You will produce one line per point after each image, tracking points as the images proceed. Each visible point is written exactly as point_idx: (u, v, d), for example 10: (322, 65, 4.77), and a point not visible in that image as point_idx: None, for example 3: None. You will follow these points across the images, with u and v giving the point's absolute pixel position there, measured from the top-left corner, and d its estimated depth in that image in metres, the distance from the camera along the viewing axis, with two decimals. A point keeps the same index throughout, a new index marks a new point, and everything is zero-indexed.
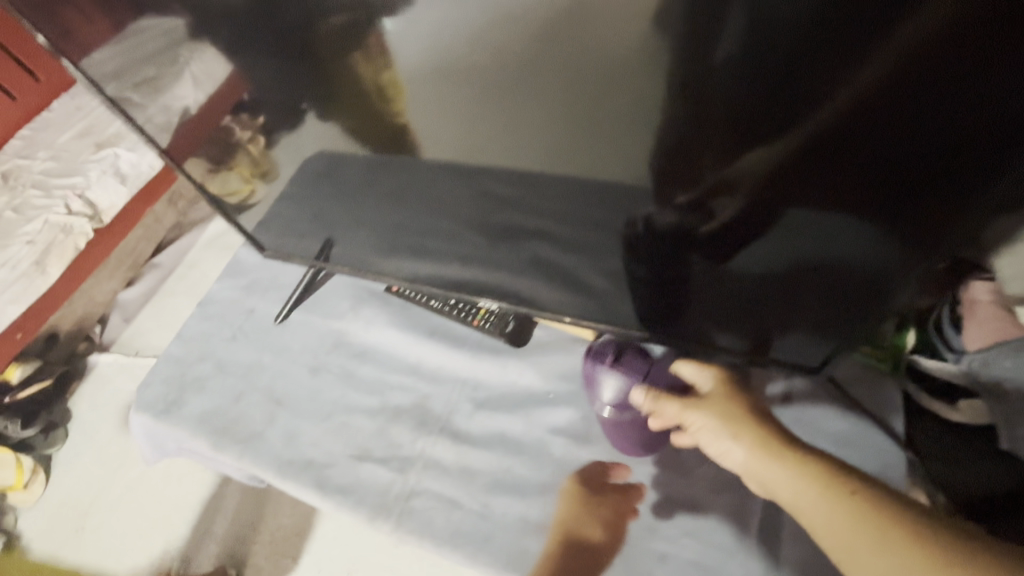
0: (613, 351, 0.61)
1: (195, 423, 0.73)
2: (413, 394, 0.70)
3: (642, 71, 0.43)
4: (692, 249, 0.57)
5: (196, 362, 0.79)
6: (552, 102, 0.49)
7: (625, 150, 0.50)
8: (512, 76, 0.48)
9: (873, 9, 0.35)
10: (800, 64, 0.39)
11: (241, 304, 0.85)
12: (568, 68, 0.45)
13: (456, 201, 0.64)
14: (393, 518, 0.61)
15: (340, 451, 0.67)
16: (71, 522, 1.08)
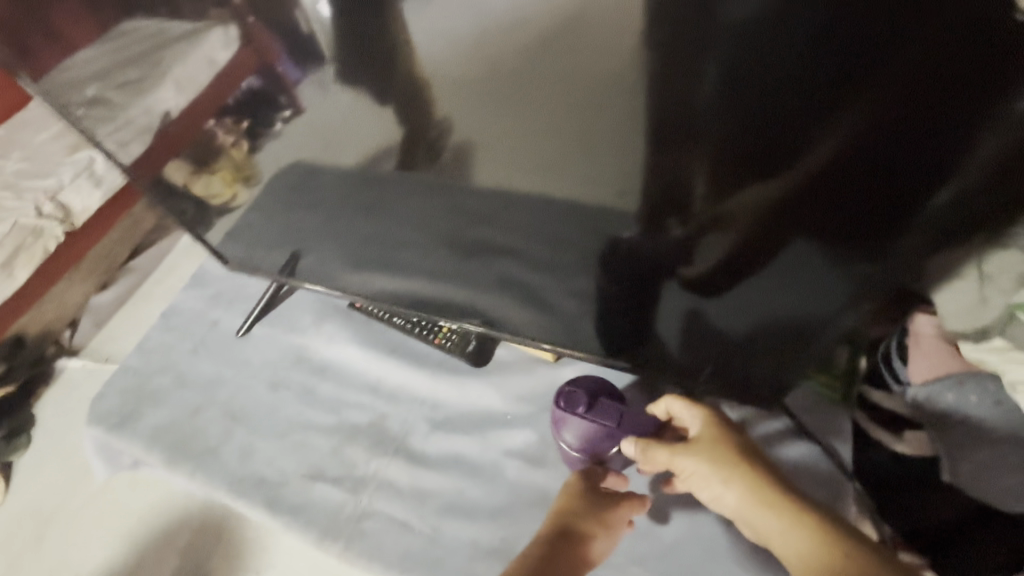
0: (585, 399, 0.59)
1: (149, 437, 0.72)
2: (371, 413, 0.70)
3: (625, 89, 0.43)
4: (657, 272, 0.57)
5: (154, 374, 0.78)
6: (535, 121, 0.48)
7: (604, 177, 0.50)
8: (497, 96, 0.48)
9: (853, 45, 0.35)
10: (780, 102, 0.39)
11: (204, 315, 0.84)
12: (553, 88, 0.45)
13: (424, 216, 0.63)
14: (343, 540, 0.60)
15: (293, 469, 0.66)
16: (27, 534, 1.04)
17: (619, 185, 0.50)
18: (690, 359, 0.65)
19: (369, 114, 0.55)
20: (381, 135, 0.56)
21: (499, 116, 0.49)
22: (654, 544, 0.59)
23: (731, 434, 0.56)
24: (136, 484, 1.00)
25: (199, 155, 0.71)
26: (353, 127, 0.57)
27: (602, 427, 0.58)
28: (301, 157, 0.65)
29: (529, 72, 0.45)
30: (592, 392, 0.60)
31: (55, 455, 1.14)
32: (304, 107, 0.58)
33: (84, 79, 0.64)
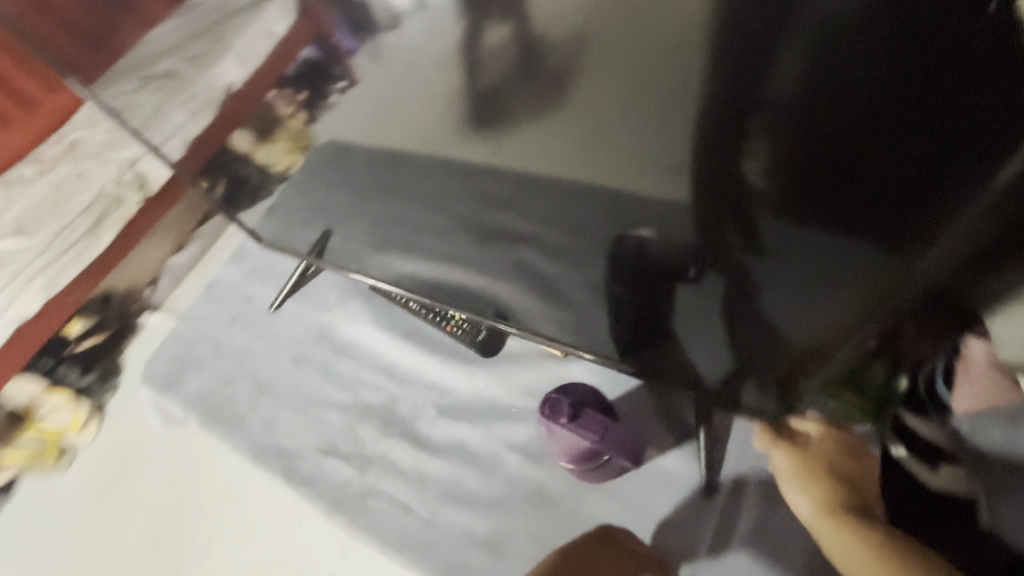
0: (569, 411, 0.53)
1: (189, 402, 0.79)
2: (384, 395, 0.72)
3: (676, 88, 0.37)
4: (669, 273, 0.53)
5: (196, 343, 0.85)
6: (577, 110, 0.43)
7: (643, 170, 0.44)
8: (537, 80, 0.42)
9: (956, 85, 0.29)
10: (879, 95, 0.31)
11: (242, 289, 0.89)
12: (602, 73, 0.39)
13: (449, 196, 0.60)
14: (348, 514, 0.63)
15: (309, 443, 0.70)
16: (108, 467, 1.19)
17: (661, 181, 0.44)
18: (714, 361, 0.61)
19: (395, 96, 0.52)
20: (410, 128, 0.54)
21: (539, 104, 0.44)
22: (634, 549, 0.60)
23: (843, 459, 0.60)
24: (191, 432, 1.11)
25: (238, 136, 0.72)
26: (365, 115, 0.57)
27: (587, 440, 0.54)
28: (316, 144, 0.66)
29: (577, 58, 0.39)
30: (577, 402, 0.55)
31: (130, 399, 1.28)
32: (357, 79, 0.53)
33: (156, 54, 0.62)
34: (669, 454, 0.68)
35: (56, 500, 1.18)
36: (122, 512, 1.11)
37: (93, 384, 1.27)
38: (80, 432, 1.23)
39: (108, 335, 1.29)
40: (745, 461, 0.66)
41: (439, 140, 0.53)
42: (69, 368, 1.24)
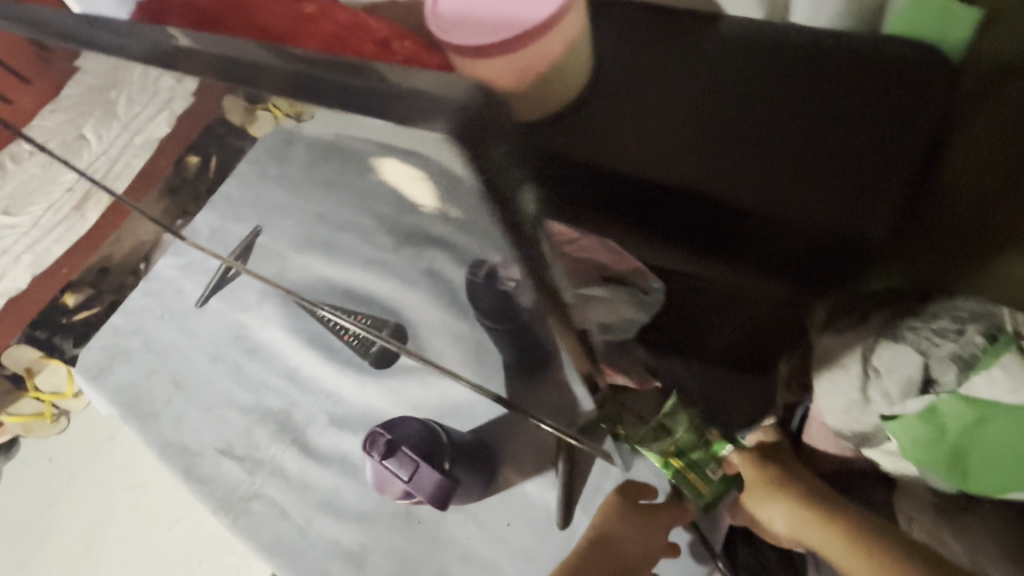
0: (381, 450, 0.63)
1: (112, 393, 0.85)
2: (284, 400, 0.79)
3: (454, 180, 0.32)
4: (519, 309, 0.50)
5: (128, 334, 0.89)
6: (392, 144, 0.33)
7: (425, 180, 0.36)
8: (351, 135, 0.35)
9: (834, 121, 0.41)
10: (797, 113, 0.40)
11: (174, 282, 0.90)
12: (395, 111, 0.29)
13: (369, 192, 0.49)
14: (232, 514, 0.73)
15: (210, 442, 0.78)
16: (92, 428, 1.25)
17: (468, 207, 0.35)
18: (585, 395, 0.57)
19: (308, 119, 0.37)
20: (328, 150, 0.44)
21: (362, 132, 0.34)
22: (478, 566, 0.67)
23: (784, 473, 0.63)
24: None
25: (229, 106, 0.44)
26: (242, 161, 0.60)
27: (398, 476, 0.64)
28: (211, 178, 0.67)
29: (387, 104, 0.29)
30: (396, 440, 0.64)
31: None
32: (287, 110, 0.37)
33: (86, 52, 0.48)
34: (534, 479, 0.70)
35: (33, 461, 1.25)
36: (102, 474, 1.20)
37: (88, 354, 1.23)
38: (74, 400, 1.26)
39: (102, 310, 1.19)
40: (607, 490, 0.68)
41: (343, 154, 0.43)
42: (61, 338, 1.19)
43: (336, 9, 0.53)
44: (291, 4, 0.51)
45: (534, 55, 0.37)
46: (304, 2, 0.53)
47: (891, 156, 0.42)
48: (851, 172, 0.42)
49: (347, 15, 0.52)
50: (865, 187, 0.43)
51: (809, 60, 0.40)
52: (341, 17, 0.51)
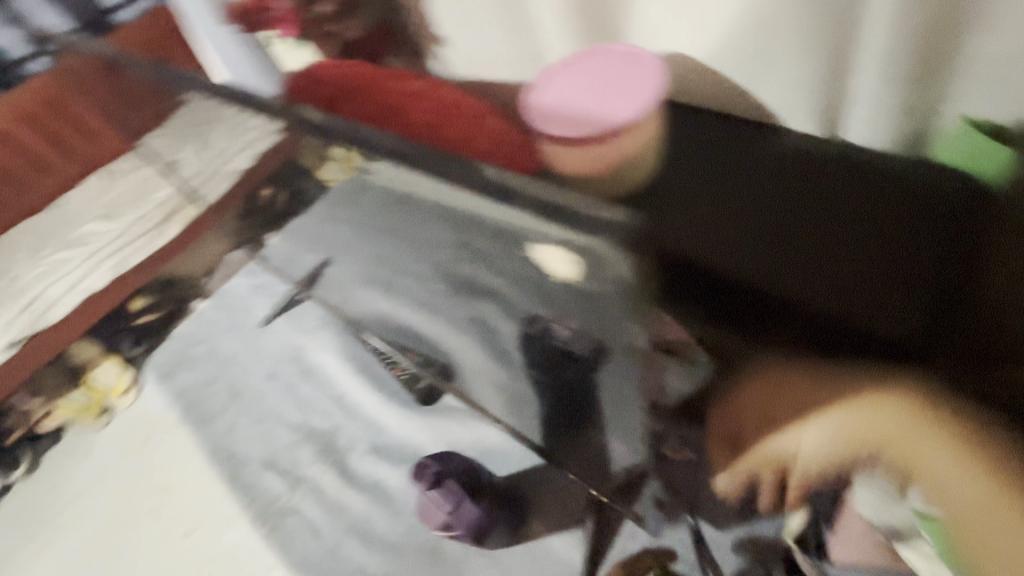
0: (429, 479, 0.69)
1: (174, 396, 0.93)
2: (330, 421, 0.85)
3: (616, 282, 0.36)
4: (562, 366, 0.55)
5: (197, 343, 0.98)
6: (554, 235, 0.38)
7: (572, 286, 0.42)
8: (514, 222, 0.40)
9: (829, 225, 0.51)
10: (797, 215, 0.52)
11: (245, 301, 1.01)
12: (591, 224, 0.34)
13: (432, 241, 0.55)
14: (267, 527, 0.78)
15: (258, 453, 0.84)
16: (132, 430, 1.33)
17: (586, 295, 0.41)
18: (625, 460, 0.59)
19: (449, 198, 0.45)
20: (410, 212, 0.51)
21: (529, 232, 0.41)
22: None
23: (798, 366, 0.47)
24: None
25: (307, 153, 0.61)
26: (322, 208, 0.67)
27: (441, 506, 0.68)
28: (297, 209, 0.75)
29: (574, 214, 0.35)
30: (441, 472, 0.70)
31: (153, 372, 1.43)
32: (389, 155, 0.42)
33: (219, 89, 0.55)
34: (559, 534, 0.72)
35: (74, 452, 1.33)
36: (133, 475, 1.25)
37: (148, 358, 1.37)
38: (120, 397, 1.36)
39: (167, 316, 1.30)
40: (630, 552, 0.69)
41: (445, 219, 0.49)
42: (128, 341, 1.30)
43: (442, 86, 0.61)
44: (403, 79, 0.61)
45: (616, 150, 0.49)
46: (409, 78, 0.61)
47: (883, 260, 0.49)
48: (868, 274, 0.49)
49: (449, 91, 0.60)
50: (863, 283, 0.49)
51: (800, 184, 0.54)
52: (445, 92, 0.60)
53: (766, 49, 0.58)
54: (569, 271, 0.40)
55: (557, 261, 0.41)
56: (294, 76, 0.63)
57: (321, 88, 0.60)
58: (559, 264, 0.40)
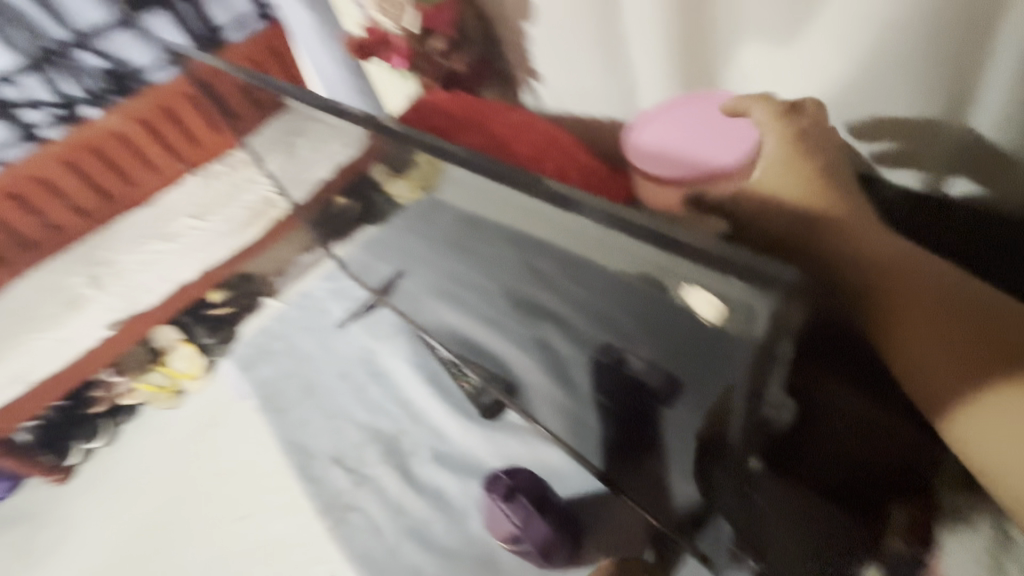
0: (502, 491, 0.73)
1: (255, 385, 1.00)
2: (395, 425, 0.89)
3: (770, 333, 0.33)
4: (632, 396, 0.56)
5: (276, 338, 1.06)
6: (681, 270, 0.35)
7: (697, 319, 0.38)
8: (629, 250, 0.38)
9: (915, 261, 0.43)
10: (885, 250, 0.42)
11: (322, 302, 1.09)
12: (746, 275, 0.30)
13: (504, 265, 0.58)
14: (334, 521, 0.82)
15: (327, 449, 0.89)
16: (205, 417, 1.49)
17: (716, 334, 0.37)
18: (689, 495, 0.59)
19: (535, 227, 0.46)
20: (499, 239, 0.54)
21: (659, 271, 0.37)
22: None
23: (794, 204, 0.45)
24: None
25: (375, 167, 0.67)
26: (412, 226, 0.72)
27: (513, 519, 0.71)
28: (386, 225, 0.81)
29: (724, 262, 0.31)
30: (513, 486, 0.74)
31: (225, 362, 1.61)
32: (491, 183, 0.44)
33: (333, 106, 0.59)
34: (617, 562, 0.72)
35: (148, 427, 1.49)
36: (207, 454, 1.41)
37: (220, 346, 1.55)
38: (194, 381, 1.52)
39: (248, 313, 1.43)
40: None
41: (525, 244, 0.49)
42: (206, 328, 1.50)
43: (537, 121, 0.66)
44: (503, 114, 0.65)
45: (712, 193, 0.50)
46: (512, 111, 0.66)
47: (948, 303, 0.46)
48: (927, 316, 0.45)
49: (544, 126, 0.65)
50: None
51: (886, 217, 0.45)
52: (539, 127, 0.65)
53: (886, 89, 0.61)
54: (708, 312, 0.36)
55: (700, 299, 0.36)
56: (409, 106, 0.69)
57: (436, 118, 0.65)
58: (697, 301, 0.36)
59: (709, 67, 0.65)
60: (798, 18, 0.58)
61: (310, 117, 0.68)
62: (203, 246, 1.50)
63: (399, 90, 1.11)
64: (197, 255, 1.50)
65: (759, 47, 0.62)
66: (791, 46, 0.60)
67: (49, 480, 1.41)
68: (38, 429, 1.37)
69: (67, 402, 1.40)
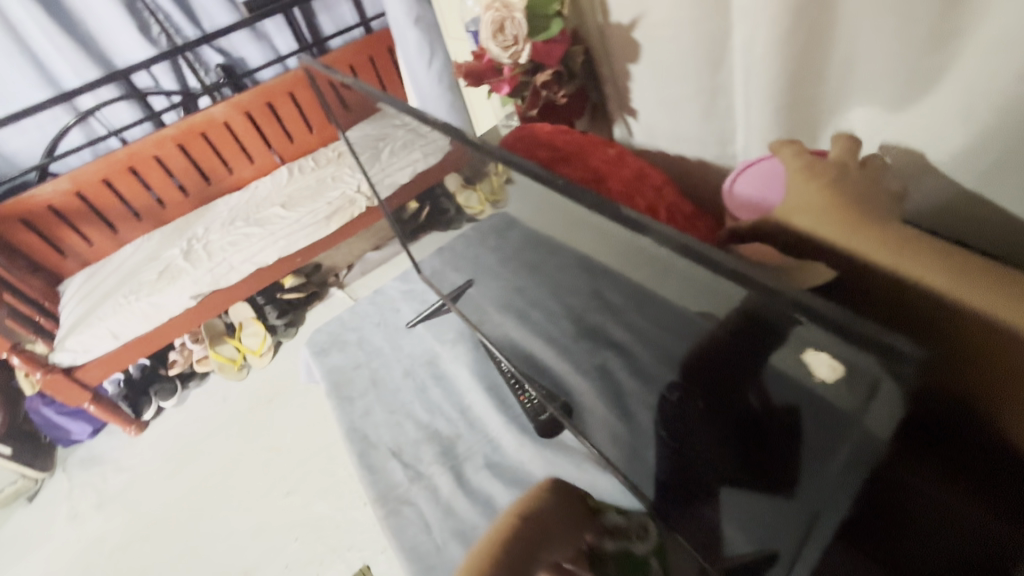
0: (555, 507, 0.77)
1: (326, 370, 1.08)
2: (453, 428, 0.93)
3: (883, 395, 0.30)
4: (690, 440, 0.55)
5: (349, 329, 1.15)
6: (782, 324, 0.32)
7: (795, 369, 0.35)
8: (718, 294, 0.36)
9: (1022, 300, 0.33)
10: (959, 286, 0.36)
11: (394, 302, 1.18)
12: (871, 340, 0.28)
13: (572, 290, 0.59)
14: (386, 509, 0.85)
15: (386, 440, 0.95)
16: (266, 394, 1.64)
17: (819, 396, 0.35)
18: (742, 547, 0.58)
19: (609, 254, 0.47)
20: (574, 266, 0.55)
21: (767, 325, 0.34)
22: None
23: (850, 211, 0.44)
24: (316, 397, 1.58)
25: (450, 179, 0.75)
26: (490, 243, 0.76)
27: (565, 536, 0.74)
28: (463, 237, 0.85)
29: (843, 324, 0.28)
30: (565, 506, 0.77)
31: (291, 345, 1.78)
32: (577, 212, 0.46)
33: (426, 114, 0.62)
34: None
35: (214, 395, 1.69)
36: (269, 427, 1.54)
37: (281, 325, 1.76)
38: (258, 357, 1.70)
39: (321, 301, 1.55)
40: None
41: (599, 263, 0.49)
42: (271, 308, 1.75)
43: (631, 155, 0.69)
44: (597, 146, 0.69)
45: None
46: (607, 145, 0.70)
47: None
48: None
49: (637, 162, 0.68)
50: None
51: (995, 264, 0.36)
52: (632, 162, 0.68)
53: None
54: (824, 372, 0.33)
55: (818, 359, 0.32)
56: (509, 137, 0.73)
57: (538, 147, 0.68)
58: (812, 361, 0.33)
59: (813, 122, 0.59)
60: (915, 80, 0.48)
61: (408, 130, 0.74)
62: (282, 231, 1.62)
63: (488, 114, 1.19)
64: (274, 238, 1.61)
65: (869, 112, 0.54)
66: (903, 113, 0.51)
67: (126, 430, 1.63)
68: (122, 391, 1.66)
69: (148, 363, 1.75)
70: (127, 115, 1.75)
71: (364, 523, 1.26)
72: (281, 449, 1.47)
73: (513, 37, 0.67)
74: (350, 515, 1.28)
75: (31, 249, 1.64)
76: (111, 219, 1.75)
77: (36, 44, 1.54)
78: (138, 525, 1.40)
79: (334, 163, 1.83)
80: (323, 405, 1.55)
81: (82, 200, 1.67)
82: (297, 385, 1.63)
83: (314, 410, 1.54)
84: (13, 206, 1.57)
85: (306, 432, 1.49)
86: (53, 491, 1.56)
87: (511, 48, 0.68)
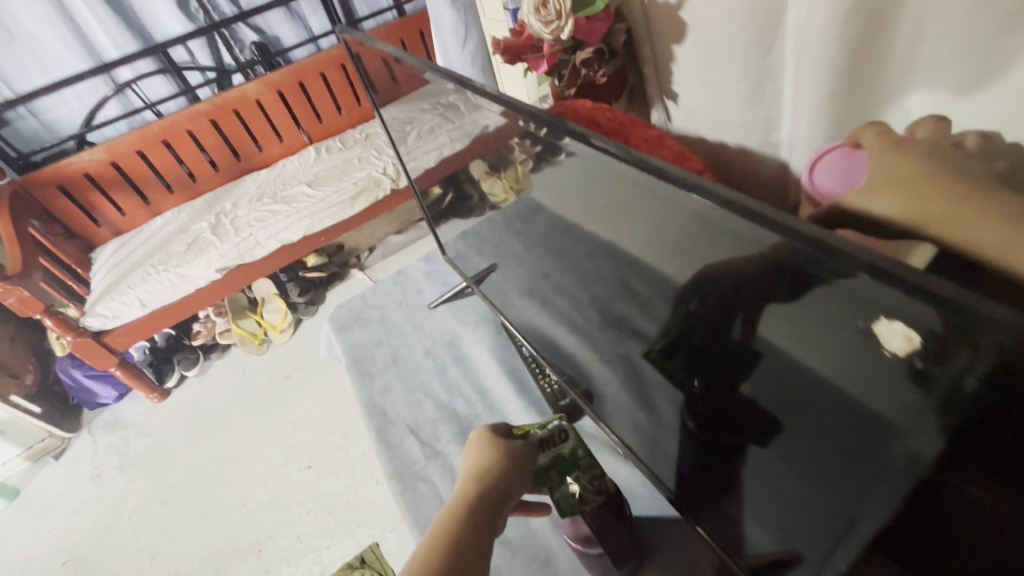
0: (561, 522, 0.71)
1: (348, 345, 1.09)
2: (471, 409, 0.93)
3: (960, 379, 0.26)
4: (715, 432, 0.53)
5: (372, 307, 1.16)
6: (854, 290, 0.28)
7: (861, 343, 0.31)
8: (768, 260, 0.32)
9: None
10: None
11: (417, 283, 1.19)
12: (963, 310, 0.24)
13: (598, 279, 0.58)
14: (401, 484, 0.85)
15: (404, 418, 0.95)
16: (286, 369, 1.66)
17: (887, 382, 0.31)
18: (765, 543, 0.57)
19: (640, 230, 0.45)
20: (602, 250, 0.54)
21: (838, 295, 0.30)
22: None
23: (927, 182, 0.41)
24: (333, 374, 1.60)
25: (475, 164, 0.75)
26: (515, 228, 0.75)
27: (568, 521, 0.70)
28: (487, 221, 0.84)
29: (930, 293, 0.24)
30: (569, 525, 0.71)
31: (311, 322, 1.80)
32: (614, 189, 0.45)
33: (448, 73, 0.59)
34: None
35: (235, 367, 1.72)
36: (286, 401, 1.57)
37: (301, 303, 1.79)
38: (279, 332, 1.72)
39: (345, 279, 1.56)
40: None
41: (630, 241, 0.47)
42: (293, 286, 1.77)
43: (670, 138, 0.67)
44: (637, 126, 0.67)
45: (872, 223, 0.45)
46: (647, 126, 0.68)
47: None
48: None
49: (677, 145, 0.66)
50: None
51: None
52: (672, 145, 0.66)
53: None
54: (898, 344, 0.29)
55: (892, 330, 0.28)
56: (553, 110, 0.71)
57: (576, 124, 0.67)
58: (884, 331, 0.29)
59: (867, 109, 0.57)
60: (991, 59, 0.45)
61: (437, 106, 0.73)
62: (308, 208, 1.63)
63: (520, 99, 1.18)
64: (298, 215, 1.62)
65: (934, 95, 0.51)
66: (972, 95, 0.48)
67: (149, 397, 1.67)
68: (147, 358, 1.70)
69: (173, 332, 1.80)
70: (162, 88, 1.77)
71: (376, 501, 1.27)
72: (297, 423, 1.49)
73: (556, 12, 0.66)
74: (361, 493, 1.30)
75: (66, 215, 1.68)
76: (143, 190, 1.78)
77: (78, 15, 1.56)
78: (158, 490, 1.44)
79: (361, 144, 1.84)
80: (339, 383, 1.57)
81: (117, 169, 1.71)
82: (316, 362, 1.65)
83: (330, 388, 1.56)
84: (51, 172, 1.61)
85: (321, 409, 1.51)
86: (79, 451, 1.61)
87: (553, 23, 0.66)
